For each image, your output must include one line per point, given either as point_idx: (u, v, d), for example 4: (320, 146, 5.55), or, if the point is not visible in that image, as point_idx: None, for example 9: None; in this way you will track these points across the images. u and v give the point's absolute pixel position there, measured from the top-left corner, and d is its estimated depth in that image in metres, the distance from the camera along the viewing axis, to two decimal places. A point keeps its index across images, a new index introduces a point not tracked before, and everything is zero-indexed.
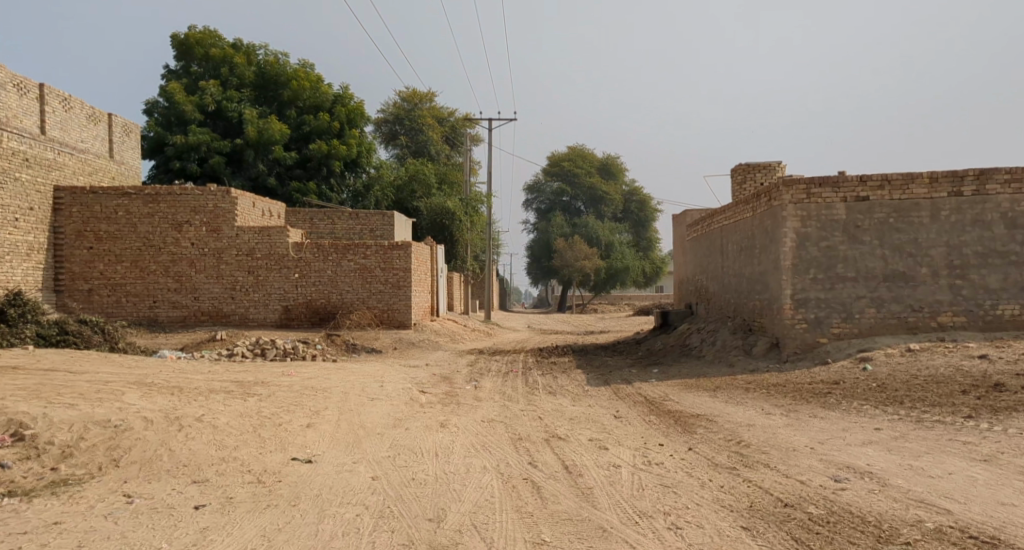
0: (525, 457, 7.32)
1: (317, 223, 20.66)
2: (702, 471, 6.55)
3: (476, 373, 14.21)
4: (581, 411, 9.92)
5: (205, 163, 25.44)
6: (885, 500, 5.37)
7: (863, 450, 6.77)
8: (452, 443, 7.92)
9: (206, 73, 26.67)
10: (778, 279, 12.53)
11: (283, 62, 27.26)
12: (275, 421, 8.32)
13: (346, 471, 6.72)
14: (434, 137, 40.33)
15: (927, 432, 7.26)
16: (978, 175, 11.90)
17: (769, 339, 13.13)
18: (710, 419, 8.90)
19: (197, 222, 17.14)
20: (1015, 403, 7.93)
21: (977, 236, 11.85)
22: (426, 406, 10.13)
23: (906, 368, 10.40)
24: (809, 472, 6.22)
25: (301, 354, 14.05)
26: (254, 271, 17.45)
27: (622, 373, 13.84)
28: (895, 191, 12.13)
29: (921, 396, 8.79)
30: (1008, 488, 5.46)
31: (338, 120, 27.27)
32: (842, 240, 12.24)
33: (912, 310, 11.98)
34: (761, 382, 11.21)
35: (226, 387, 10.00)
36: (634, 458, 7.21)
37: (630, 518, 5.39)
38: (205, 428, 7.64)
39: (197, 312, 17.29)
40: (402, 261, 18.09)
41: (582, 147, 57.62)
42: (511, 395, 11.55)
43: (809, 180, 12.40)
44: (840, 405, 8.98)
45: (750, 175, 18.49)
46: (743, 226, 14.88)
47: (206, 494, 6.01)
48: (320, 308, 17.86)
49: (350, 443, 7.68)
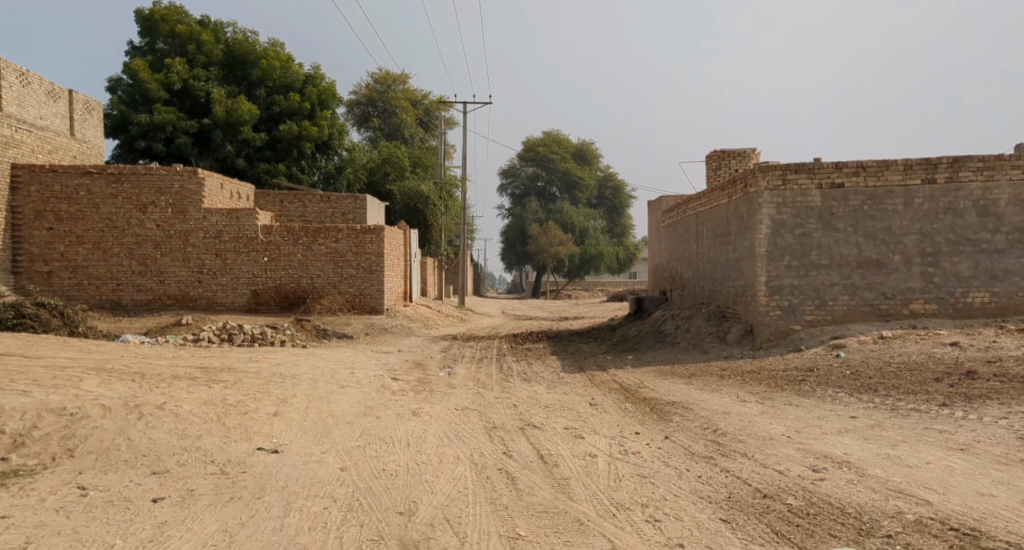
0: (499, 446, 7.17)
1: (286, 206, 20.26)
2: (679, 461, 6.44)
3: (450, 359, 14.06)
4: (556, 399, 9.78)
5: (172, 143, 24.84)
6: (864, 491, 5.28)
7: (840, 439, 6.71)
8: (425, 432, 7.74)
9: (172, 50, 25.81)
10: (753, 265, 12.50)
11: (253, 41, 26.63)
12: (241, 409, 8.06)
13: (314, 462, 6.50)
14: (408, 119, 39.88)
15: (903, 420, 7.22)
16: (951, 163, 11.88)
17: (742, 326, 13.13)
18: (685, 407, 8.81)
19: (162, 203, 16.67)
20: (988, 391, 7.93)
21: (950, 223, 11.85)
22: (399, 393, 9.93)
23: (879, 355, 10.41)
24: (786, 461, 6.14)
25: (270, 340, 13.74)
26: (222, 254, 17.05)
27: (597, 360, 13.76)
28: (869, 178, 12.11)
29: (896, 383, 8.77)
30: (986, 478, 5.41)
31: (310, 100, 26.75)
32: (817, 227, 12.21)
33: (884, 298, 12.01)
34: (735, 369, 11.18)
35: (191, 373, 9.71)
36: (610, 447, 7.08)
37: (607, 510, 5.26)
38: (166, 416, 7.36)
39: (163, 295, 16.86)
40: (375, 246, 17.79)
41: (557, 132, 57.39)
42: (486, 382, 11.40)
43: (784, 166, 12.33)
44: (814, 393, 8.95)
45: (725, 161, 18.45)
46: (718, 213, 14.83)
47: (166, 486, 5.75)
48: (289, 293, 17.51)
49: (319, 433, 7.46)
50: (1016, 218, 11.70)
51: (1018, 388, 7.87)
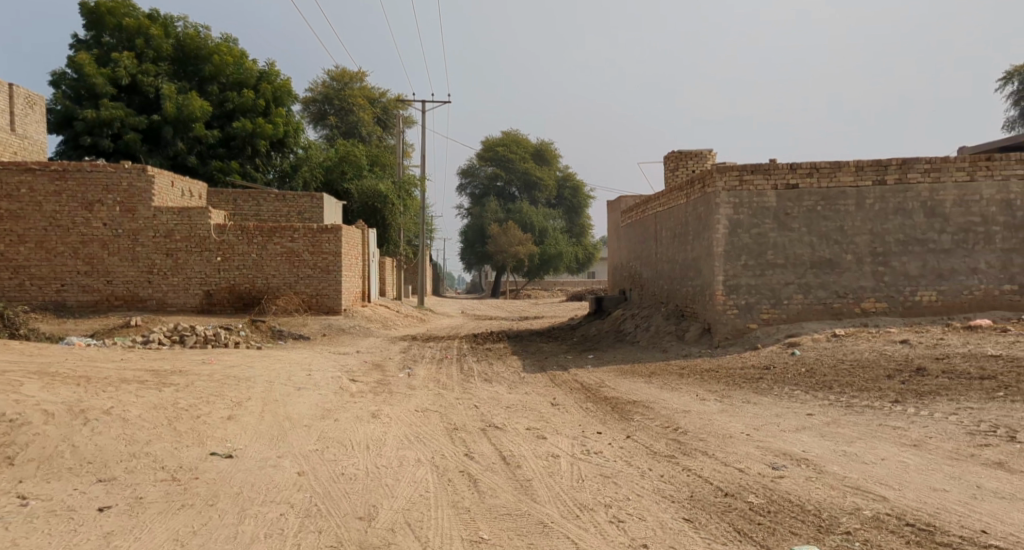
0: (461, 448, 7.09)
1: (241, 205, 19.86)
2: (641, 460, 6.45)
3: (410, 360, 13.91)
4: (517, 399, 9.73)
5: (119, 140, 24.17)
6: (823, 488, 5.33)
7: (798, 437, 6.78)
8: (385, 434, 7.61)
9: (119, 44, 25.04)
10: (710, 265, 12.64)
11: (204, 36, 25.98)
12: (193, 412, 7.82)
13: (270, 466, 6.33)
14: (366, 118, 39.46)
15: (858, 417, 7.32)
16: (900, 165, 12.15)
17: (700, 325, 13.26)
18: (646, 406, 8.84)
19: (110, 201, 16.16)
20: (939, 387, 8.09)
21: (899, 224, 12.11)
22: (357, 395, 9.76)
23: (833, 353, 10.59)
24: (746, 459, 6.18)
25: (223, 341, 13.41)
26: (173, 254, 16.61)
27: (558, 360, 13.77)
28: (823, 179, 12.33)
29: (850, 381, 8.91)
30: (938, 473, 5.50)
31: (264, 97, 26.26)
32: (772, 227, 12.38)
33: (837, 296, 12.24)
34: (694, 368, 11.27)
35: (140, 376, 9.41)
36: (572, 447, 7.05)
37: (571, 512, 5.22)
38: (113, 422, 7.10)
39: (110, 296, 16.35)
40: (332, 246, 17.51)
41: (516, 132, 57.38)
42: (446, 382, 11.30)
43: (741, 167, 12.48)
44: (772, 391, 9.06)
45: (682, 162, 18.63)
46: (677, 213, 14.95)
47: (112, 495, 5.54)
48: (243, 293, 17.13)
49: (275, 436, 7.27)
50: (962, 218, 11.99)
51: (966, 384, 8.05)
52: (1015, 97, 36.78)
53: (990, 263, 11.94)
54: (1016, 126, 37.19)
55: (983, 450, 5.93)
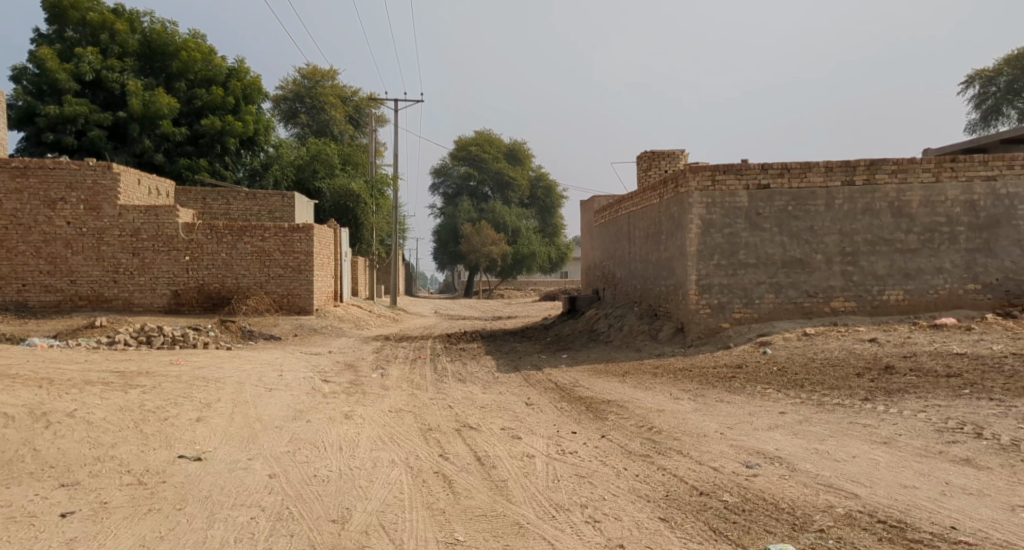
0: (435, 449, 7.03)
1: (210, 203, 19.56)
2: (616, 460, 6.45)
3: (383, 360, 13.81)
4: (492, 399, 9.70)
5: (84, 136, 23.69)
6: (796, 486, 5.36)
7: (771, 435, 6.82)
8: (358, 435, 7.53)
9: (82, 39, 24.55)
10: (684, 264, 12.71)
11: (172, 32, 25.55)
12: (160, 414, 7.67)
13: (240, 469, 6.22)
14: (338, 116, 39.13)
15: (829, 415, 7.38)
16: (868, 166, 12.32)
17: (674, 325, 13.34)
18: (620, 405, 8.85)
19: (74, 199, 15.83)
20: (907, 385, 8.19)
21: (868, 224, 12.27)
22: (330, 396, 9.65)
23: (803, 352, 10.70)
24: (721, 458, 6.21)
25: (191, 342, 13.19)
26: (140, 253, 16.32)
27: (532, 359, 13.77)
28: (794, 179, 12.46)
29: (820, 379, 9.00)
30: (909, 470, 5.55)
31: (234, 95, 25.90)
32: (744, 227, 12.48)
33: (807, 296, 12.37)
34: (667, 367, 11.34)
35: (105, 378, 9.21)
36: (547, 447, 7.03)
37: (546, 512, 5.20)
38: (77, 424, 6.93)
39: (74, 296, 16.01)
40: (304, 245, 17.31)
41: (489, 132, 57.32)
42: (420, 382, 11.23)
43: (713, 167, 12.57)
44: (744, 389, 9.13)
45: (655, 162, 18.72)
46: (650, 212, 15.02)
47: (76, 499, 5.40)
48: (212, 293, 16.88)
49: (245, 438, 7.16)
50: (928, 218, 12.17)
51: (932, 382, 8.16)
52: (976, 100, 37.55)
53: (955, 262, 12.14)
54: (977, 129, 38.00)
55: (951, 446, 6.00)
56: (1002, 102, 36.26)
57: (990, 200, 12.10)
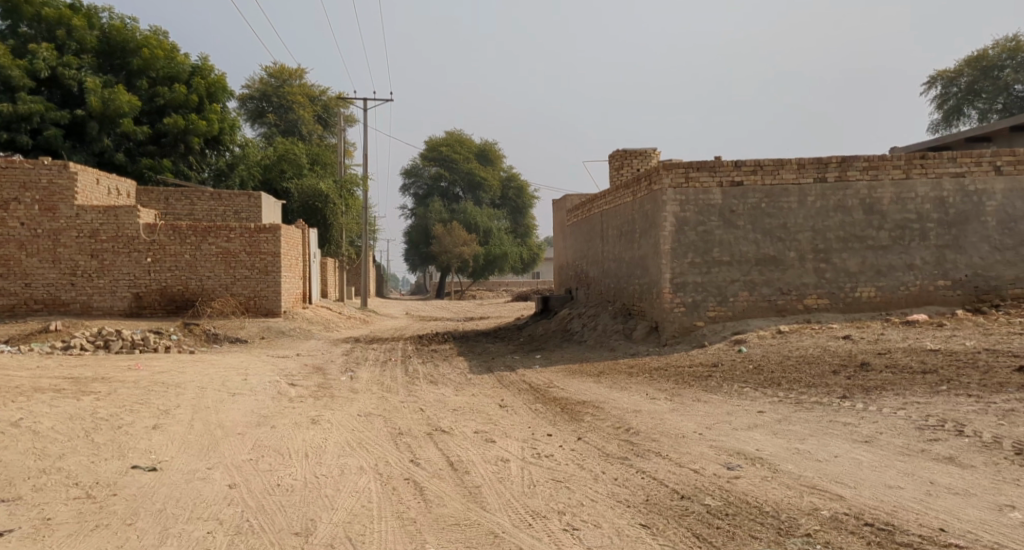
0: (406, 454, 6.76)
1: (173, 204, 19.04)
2: (593, 463, 6.24)
3: (352, 362, 13.47)
4: (464, 401, 9.44)
5: (39, 135, 22.93)
6: (779, 488, 5.16)
7: (750, 435, 6.62)
8: (325, 441, 7.24)
9: (37, 35, 23.76)
10: (658, 263, 12.59)
11: (132, 28, 24.87)
12: (113, 423, 7.29)
13: (199, 480, 5.90)
14: (306, 116, 38.54)
15: (808, 413, 7.15)
16: (840, 163, 12.28)
17: (648, 324, 13.22)
18: (596, 406, 8.65)
19: (28, 200, 15.27)
20: (884, 382, 8.05)
21: (840, 221, 12.22)
22: (296, 400, 9.32)
23: (778, 349, 10.59)
24: (701, 460, 6.01)
25: (152, 346, 12.73)
26: (99, 255, 15.79)
27: (505, 360, 13.55)
28: (767, 176, 12.38)
29: (797, 377, 8.83)
30: (892, 470, 5.37)
31: (197, 93, 25.29)
32: (718, 224, 12.39)
33: (781, 294, 12.29)
34: (642, 366, 11.17)
35: (57, 385, 8.79)
36: (522, 451, 6.80)
37: (523, 520, 4.96)
38: (22, 435, 6.55)
39: (29, 300, 15.44)
40: (270, 246, 16.89)
41: (460, 132, 56.95)
42: (390, 385, 10.90)
43: (687, 164, 12.46)
44: (721, 388, 8.97)
45: (627, 161, 18.63)
46: (624, 210, 14.87)
47: (18, 516, 5.06)
48: (175, 296, 16.39)
49: (205, 446, 6.83)
50: (899, 215, 12.15)
51: (908, 379, 8.05)
52: (938, 100, 38.07)
53: (925, 259, 12.13)
54: (940, 129, 38.49)
55: (933, 445, 5.85)
56: (963, 102, 36.82)
57: (959, 196, 12.10)
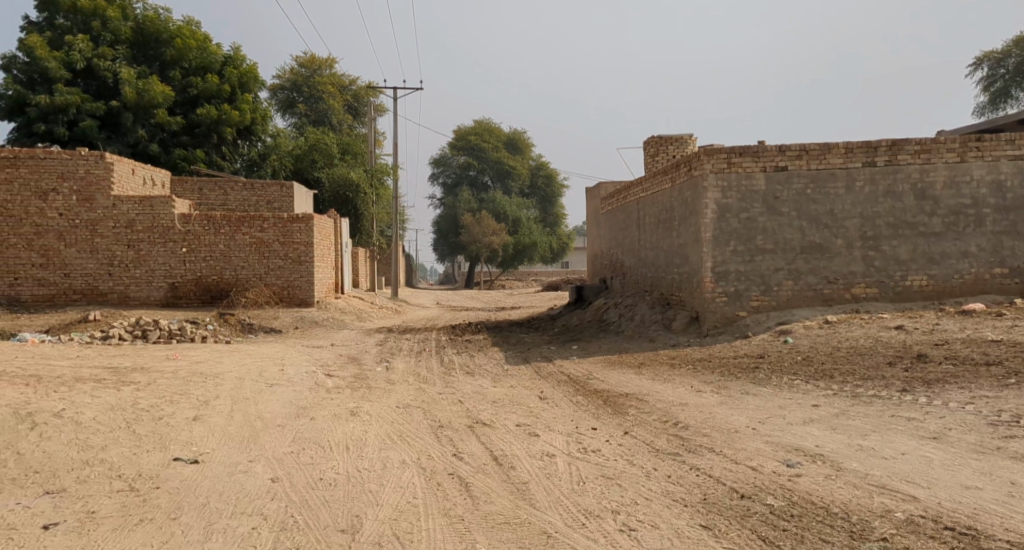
0: (448, 448, 6.59)
1: (207, 194, 19.07)
2: (643, 459, 6.02)
3: (387, 353, 13.35)
4: (503, 393, 9.27)
5: (76, 127, 23.14)
6: (845, 487, 4.88)
7: (808, 430, 6.32)
8: (365, 434, 7.10)
9: (73, 26, 24.01)
10: (698, 252, 12.28)
11: (165, 18, 25.00)
12: (154, 414, 7.22)
13: (241, 473, 5.78)
14: (336, 106, 38.58)
15: (867, 407, 6.84)
16: (890, 146, 11.83)
17: (687, 314, 12.92)
18: (640, 399, 8.42)
19: (66, 190, 15.36)
20: (945, 374, 7.71)
21: (889, 207, 11.79)
22: (334, 391, 9.21)
23: (827, 340, 10.24)
24: (758, 456, 5.74)
25: (189, 336, 12.73)
26: (135, 245, 15.86)
27: (541, 350, 13.35)
28: (812, 161, 11.97)
29: (849, 369, 8.51)
30: (967, 469, 5.06)
31: (230, 83, 25.36)
32: (761, 211, 12.03)
33: (827, 282, 11.91)
34: (684, 358, 10.89)
35: (97, 375, 8.77)
36: (568, 445, 6.59)
37: (575, 520, 4.76)
38: (65, 426, 6.50)
39: (68, 290, 15.56)
40: (304, 235, 16.83)
41: (489, 121, 56.68)
42: (427, 376, 10.74)
43: (729, 149, 12.11)
44: (770, 380, 8.68)
45: (662, 147, 18.29)
46: (661, 198, 14.57)
47: (62, 509, 4.97)
48: (210, 285, 16.43)
49: (246, 438, 6.72)
50: (953, 200, 11.68)
51: (972, 371, 7.68)
52: (985, 82, 36.89)
53: (981, 246, 11.67)
54: (986, 112, 37.36)
55: (1009, 442, 5.52)
56: (1011, 85, 35.72)
57: (1017, 180, 11.61)
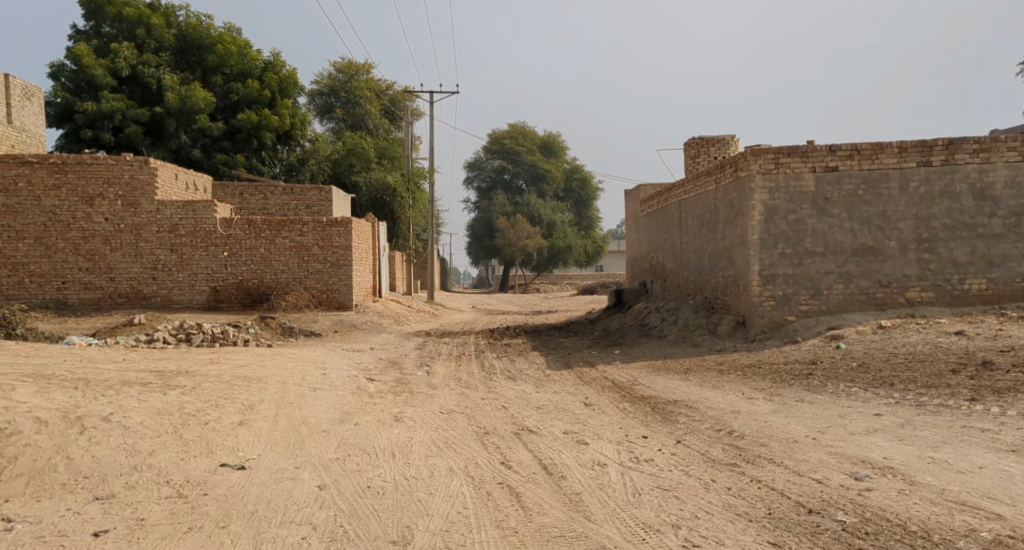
0: (495, 456, 6.43)
1: (247, 198, 19.22)
2: (699, 470, 5.79)
3: (427, 357, 13.26)
4: (547, 398, 9.09)
5: (120, 133, 23.54)
6: (921, 504, 4.61)
7: (873, 441, 6.03)
8: (411, 440, 6.98)
9: (119, 34, 24.50)
10: (744, 254, 11.96)
11: (208, 25, 25.34)
12: (200, 418, 7.18)
13: (287, 480, 5.69)
14: (373, 111, 38.78)
15: (934, 418, 6.53)
16: (947, 145, 11.40)
17: (733, 318, 12.61)
18: (689, 406, 8.17)
19: (112, 195, 15.57)
20: (1015, 383, 7.35)
21: (946, 208, 11.37)
22: (377, 396, 9.12)
23: (882, 346, 9.88)
24: (822, 468, 5.47)
25: (231, 340, 12.79)
26: (178, 249, 16.02)
27: (583, 355, 13.13)
28: (864, 161, 11.59)
29: (910, 376, 8.16)
30: None
31: (270, 88, 25.54)
32: (811, 213, 11.69)
33: (881, 286, 11.51)
34: (732, 364, 10.58)
35: (143, 378, 8.80)
36: (619, 455, 6.38)
37: (635, 534, 4.57)
38: (113, 430, 6.48)
39: (113, 294, 15.77)
40: (343, 239, 16.86)
41: (524, 124, 56.43)
42: (468, 381, 10.61)
43: (777, 149, 11.79)
44: (825, 387, 8.37)
45: (703, 149, 17.96)
46: (704, 200, 14.27)
47: (112, 516, 4.93)
48: (251, 289, 16.52)
49: (292, 444, 6.64)
50: (1013, 201, 11.25)
51: None
52: None
53: None
54: None
55: None
56: None
57: None
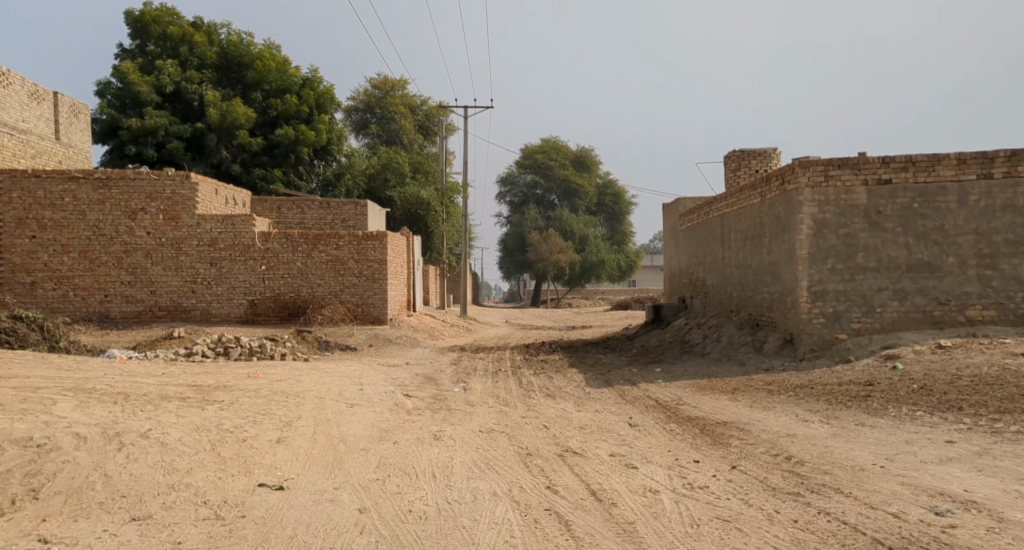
0: (540, 479, 6.12)
1: (284, 212, 19.22)
2: (760, 499, 5.42)
3: (463, 373, 12.97)
4: (590, 418, 8.76)
5: (163, 148, 23.81)
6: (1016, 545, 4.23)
7: (949, 471, 5.62)
8: (452, 460, 6.71)
9: (163, 52, 24.88)
10: (793, 270, 11.53)
11: (248, 42, 25.64)
12: (238, 435, 6.99)
13: (326, 502, 5.45)
14: (408, 126, 38.88)
15: (1015, 446, 6.09)
16: (1009, 157, 10.89)
17: (780, 336, 12.15)
18: (741, 428, 7.80)
19: (154, 209, 15.65)
20: None
21: (1009, 222, 10.85)
22: (415, 413, 8.88)
23: (943, 366, 9.40)
24: (897, 500, 5.08)
25: (269, 354, 12.67)
26: (217, 263, 16.03)
27: (623, 373, 12.75)
28: (920, 173, 11.12)
29: (980, 400, 7.69)
30: None
31: (307, 104, 25.67)
32: (862, 227, 11.25)
33: (938, 303, 10.98)
34: (782, 383, 10.15)
35: (182, 393, 8.66)
36: (672, 481, 6.03)
37: None
38: (151, 447, 6.31)
39: (154, 307, 15.81)
40: (378, 253, 16.78)
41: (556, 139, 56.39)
42: (506, 398, 10.30)
43: (827, 161, 11.39)
44: (887, 411, 7.93)
45: (744, 162, 17.54)
46: (748, 214, 13.87)
47: (149, 538, 4.73)
48: (288, 303, 16.48)
49: (330, 463, 6.42)
50: None
51: None
52: None
53: None
54: None
55: None
56: None
57: None
